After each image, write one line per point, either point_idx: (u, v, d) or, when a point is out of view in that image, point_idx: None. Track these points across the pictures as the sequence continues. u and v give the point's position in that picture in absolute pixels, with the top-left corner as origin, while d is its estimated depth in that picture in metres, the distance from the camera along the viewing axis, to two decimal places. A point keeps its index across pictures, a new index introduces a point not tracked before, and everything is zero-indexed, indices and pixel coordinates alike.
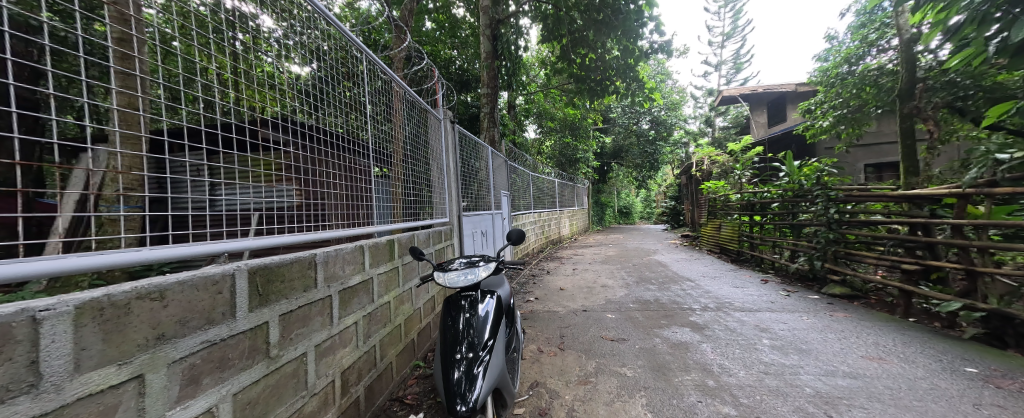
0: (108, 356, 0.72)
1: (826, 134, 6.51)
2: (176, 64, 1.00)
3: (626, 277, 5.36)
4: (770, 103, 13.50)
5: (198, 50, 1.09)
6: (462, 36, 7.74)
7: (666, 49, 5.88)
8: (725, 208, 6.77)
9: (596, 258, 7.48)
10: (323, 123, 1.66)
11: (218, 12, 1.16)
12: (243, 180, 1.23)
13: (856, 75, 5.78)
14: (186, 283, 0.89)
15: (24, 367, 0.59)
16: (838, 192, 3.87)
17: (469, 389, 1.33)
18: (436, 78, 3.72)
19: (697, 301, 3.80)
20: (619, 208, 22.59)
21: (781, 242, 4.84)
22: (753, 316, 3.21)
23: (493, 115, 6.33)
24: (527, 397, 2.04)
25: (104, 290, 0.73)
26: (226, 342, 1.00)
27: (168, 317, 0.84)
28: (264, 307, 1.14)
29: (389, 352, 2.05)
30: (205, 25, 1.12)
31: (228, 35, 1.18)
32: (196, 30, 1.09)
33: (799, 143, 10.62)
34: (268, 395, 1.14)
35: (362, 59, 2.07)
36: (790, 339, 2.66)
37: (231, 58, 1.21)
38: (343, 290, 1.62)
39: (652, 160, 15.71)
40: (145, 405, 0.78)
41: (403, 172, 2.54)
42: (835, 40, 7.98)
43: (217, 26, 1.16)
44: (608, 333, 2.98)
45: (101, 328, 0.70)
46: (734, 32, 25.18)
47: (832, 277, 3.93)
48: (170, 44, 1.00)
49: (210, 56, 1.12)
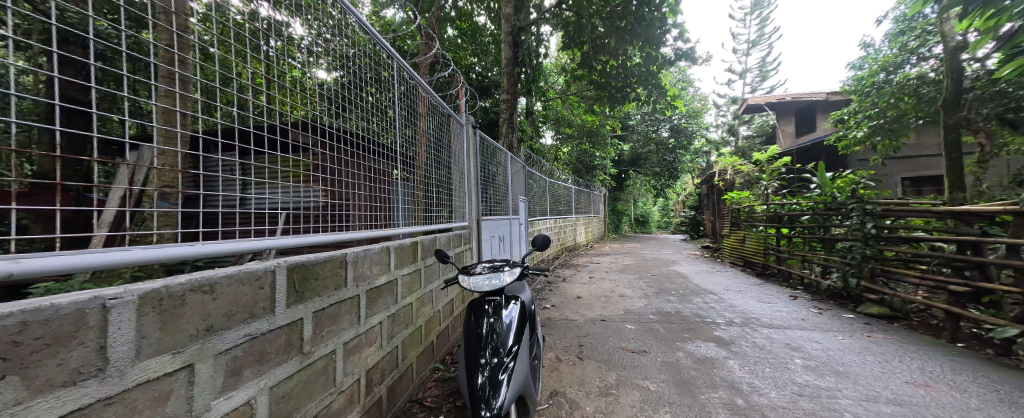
0: (165, 345, 0.75)
1: (860, 145, 6.22)
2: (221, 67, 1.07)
3: (645, 287, 5.26)
4: (798, 112, 13.05)
5: (232, 57, 1.12)
6: (483, 43, 7.95)
7: (689, 56, 5.82)
8: (750, 220, 6.54)
9: (613, 267, 7.34)
10: (348, 127, 1.69)
11: (252, 21, 1.19)
12: (271, 181, 1.26)
13: (894, 84, 5.53)
14: (233, 277, 0.93)
15: (94, 351, 0.62)
16: (875, 206, 3.71)
17: (493, 396, 1.32)
18: (460, 85, 3.80)
19: (722, 315, 3.67)
20: (635, 216, 22.23)
21: (812, 256, 4.63)
22: (784, 333, 3.07)
23: (512, 121, 6.37)
24: (547, 406, 2.01)
25: (163, 281, 0.77)
26: (267, 336, 1.03)
27: (216, 310, 0.87)
28: (300, 304, 1.17)
29: (410, 354, 2.07)
30: (241, 33, 1.15)
31: (262, 42, 1.22)
32: (230, 37, 1.11)
33: (830, 154, 10.20)
34: (300, 390, 1.16)
35: (388, 66, 2.12)
36: (824, 359, 2.52)
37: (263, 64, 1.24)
38: (370, 290, 1.65)
39: (672, 169, 15.41)
40: (194, 394, 0.81)
41: (426, 177, 2.58)
42: (872, 47, 7.67)
43: (251, 33, 1.19)
44: (628, 344, 2.91)
45: (159, 317, 0.74)
46: (761, 39, 24.51)
47: (869, 297, 3.71)
48: (208, 51, 1.04)
49: (244, 62, 1.16)
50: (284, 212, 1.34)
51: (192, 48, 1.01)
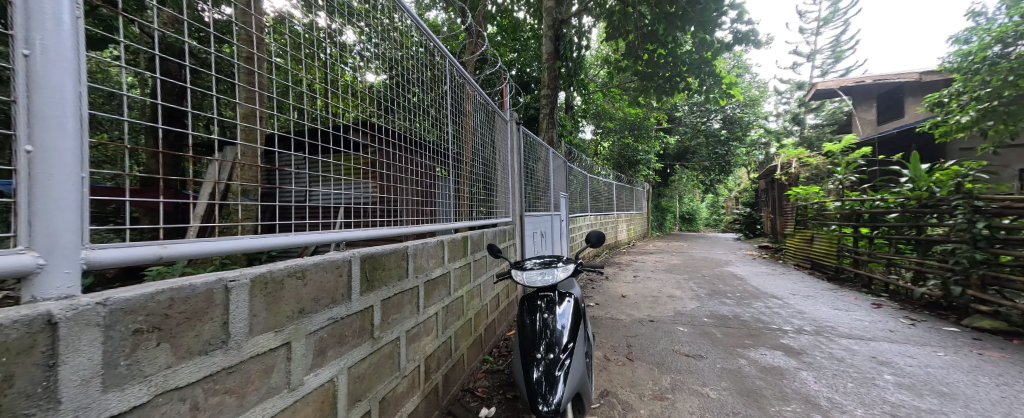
0: (270, 324, 0.84)
1: (963, 132, 5.34)
2: (280, 77, 1.13)
3: (696, 288, 4.96)
4: (880, 96, 11.48)
5: (296, 65, 1.20)
6: (523, 39, 7.94)
7: (749, 39, 5.35)
8: (821, 217, 5.89)
9: (659, 266, 7.01)
10: (396, 127, 1.75)
11: (312, 31, 1.28)
12: (332, 178, 1.34)
13: (1014, 58, 4.65)
14: (319, 265, 1.01)
15: (220, 326, 0.72)
16: (987, 203, 3.18)
17: (550, 392, 1.33)
18: (505, 81, 3.81)
19: (788, 322, 3.35)
20: (680, 213, 21.05)
21: (900, 259, 4.07)
22: (866, 345, 2.73)
23: (553, 116, 6.29)
24: (598, 405, 1.97)
25: (267, 266, 0.86)
26: (345, 320, 1.11)
27: (306, 295, 0.96)
28: (370, 292, 1.25)
29: (461, 344, 2.13)
30: (302, 43, 1.23)
31: (319, 51, 1.30)
32: (293, 48, 1.19)
33: (922, 143, 8.86)
34: (371, 372, 1.25)
35: (431, 66, 2.17)
36: (921, 377, 2.21)
37: (320, 71, 1.32)
38: (427, 282, 1.72)
39: (725, 162, 14.33)
40: (292, 368, 0.90)
41: (471, 173, 2.62)
42: (983, 16, 6.51)
43: (310, 43, 1.27)
44: (681, 347, 2.76)
45: (265, 299, 0.83)
46: (834, 15, 21.84)
47: (977, 308, 3.18)
48: (275, 61, 1.12)
49: (303, 69, 1.24)
50: (342, 207, 1.43)
51: (261, 58, 1.08)
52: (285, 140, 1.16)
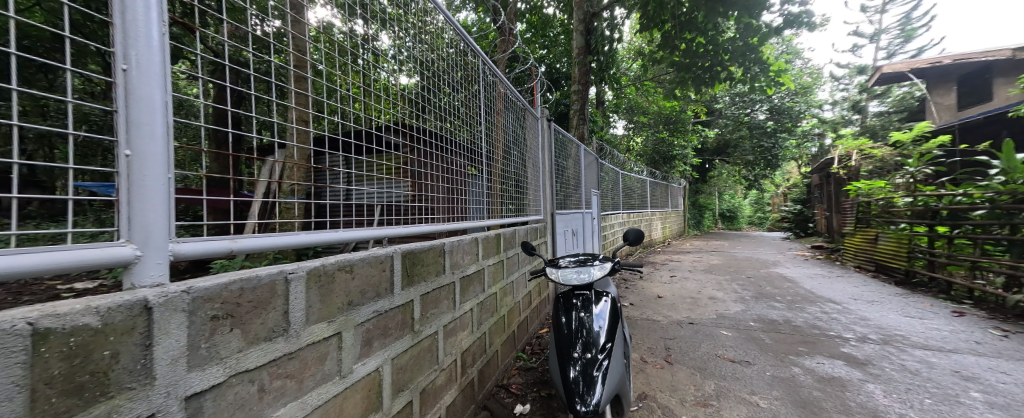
0: (324, 314, 0.90)
1: None
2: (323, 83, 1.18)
3: (740, 290, 4.67)
4: (961, 77, 10.14)
5: (339, 72, 1.25)
6: (552, 35, 7.83)
7: (801, 21, 4.92)
8: (886, 215, 5.31)
9: (698, 266, 6.67)
10: (430, 127, 1.78)
11: (353, 39, 1.33)
12: (372, 178, 1.39)
13: None
14: (365, 260, 1.07)
15: (281, 315, 0.78)
16: None
17: (588, 392, 1.31)
18: (535, 78, 3.77)
19: (848, 329, 3.06)
20: (721, 211, 19.90)
21: (989, 262, 3.58)
22: (946, 358, 2.44)
23: (583, 113, 6.17)
24: (637, 408, 1.92)
25: (320, 260, 0.92)
26: (388, 313, 1.16)
27: (354, 288, 1.01)
28: (411, 287, 1.30)
29: (495, 340, 2.16)
30: (344, 50, 1.28)
31: (359, 56, 1.34)
32: (337, 55, 1.24)
33: (1014, 130, 7.73)
34: (413, 364, 1.30)
35: (462, 67, 2.19)
36: (1018, 397, 1.93)
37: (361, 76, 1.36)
38: (463, 278, 1.75)
39: (772, 156, 13.34)
40: (342, 357, 0.96)
41: (502, 171, 2.62)
42: None
43: (352, 49, 1.31)
44: (725, 352, 2.61)
45: (319, 291, 0.89)
46: None
47: None
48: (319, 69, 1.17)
49: (346, 75, 1.28)
50: (382, 205, 1.48)
51: (309, 65, 1.13)
52: (332, 142, 1.22)
